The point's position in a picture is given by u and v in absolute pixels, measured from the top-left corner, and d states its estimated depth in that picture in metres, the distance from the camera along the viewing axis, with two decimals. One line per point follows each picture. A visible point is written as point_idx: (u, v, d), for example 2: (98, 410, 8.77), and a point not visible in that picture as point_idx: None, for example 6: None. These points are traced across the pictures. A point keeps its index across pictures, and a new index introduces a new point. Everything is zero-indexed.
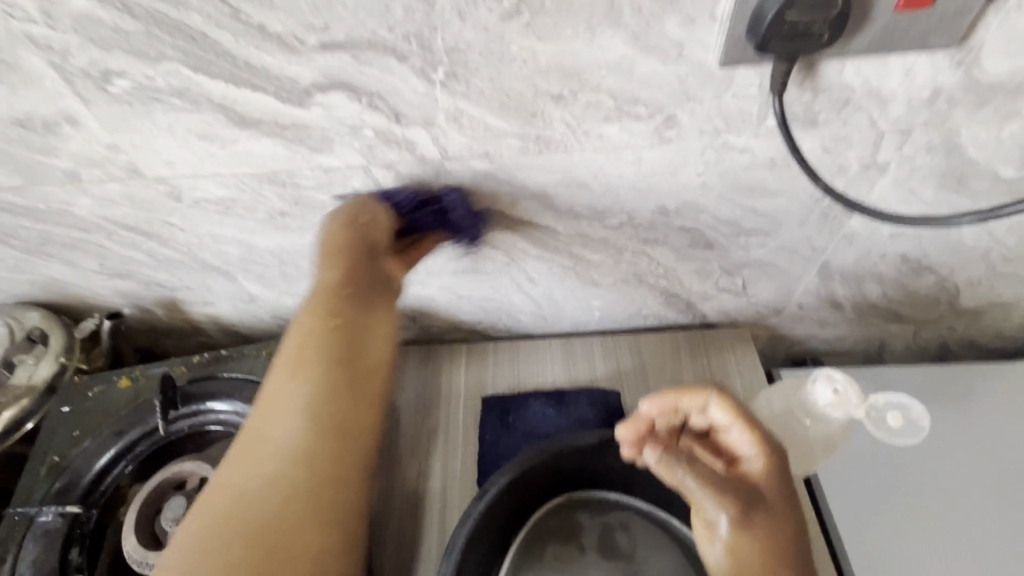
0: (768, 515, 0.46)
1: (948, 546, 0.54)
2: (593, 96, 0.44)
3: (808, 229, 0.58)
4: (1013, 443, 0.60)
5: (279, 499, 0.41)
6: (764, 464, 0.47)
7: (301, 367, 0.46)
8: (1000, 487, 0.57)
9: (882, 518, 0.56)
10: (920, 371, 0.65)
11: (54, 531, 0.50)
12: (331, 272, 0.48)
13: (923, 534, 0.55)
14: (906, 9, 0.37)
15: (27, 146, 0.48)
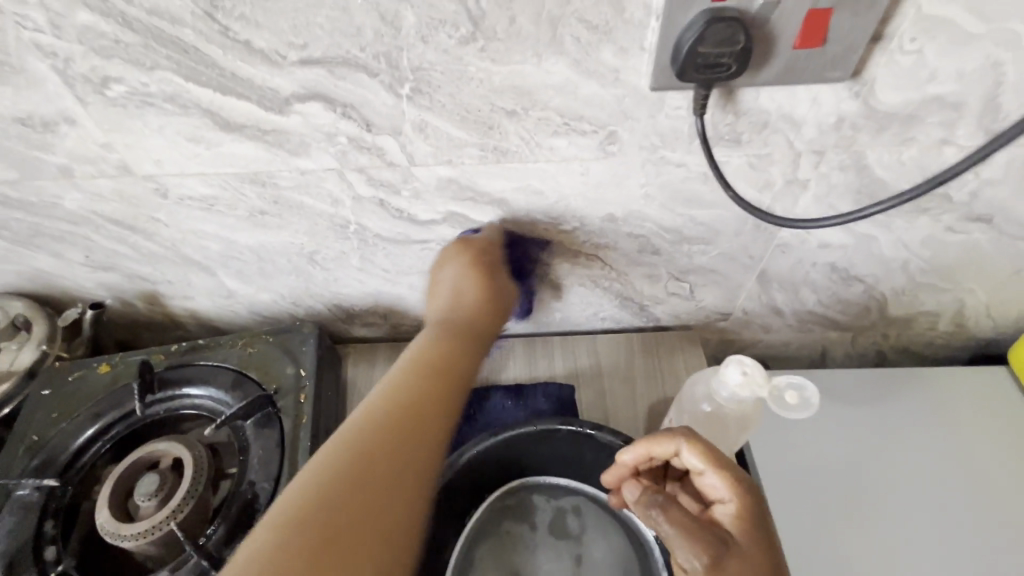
0: (744, 560, 0.41)
1: (862, 528, 0.62)
2: (543, 113, 0.49)
3: (744, 238, 0.65)
4: (930, 442, 0.68)
5: (375, 452, 0.41)
6: (739, 509, 0.44)
7: (441, 369, 0.51)
8: (910, 478, 0.66)
9: (808, 505, 0.64)
10: (853, 380, 0.73)
11: (31, 504, 0.53)
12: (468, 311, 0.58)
13: (842, 520, 0.63)
14: (803, 47, 0.43)
15: (25, 143, 0.52)
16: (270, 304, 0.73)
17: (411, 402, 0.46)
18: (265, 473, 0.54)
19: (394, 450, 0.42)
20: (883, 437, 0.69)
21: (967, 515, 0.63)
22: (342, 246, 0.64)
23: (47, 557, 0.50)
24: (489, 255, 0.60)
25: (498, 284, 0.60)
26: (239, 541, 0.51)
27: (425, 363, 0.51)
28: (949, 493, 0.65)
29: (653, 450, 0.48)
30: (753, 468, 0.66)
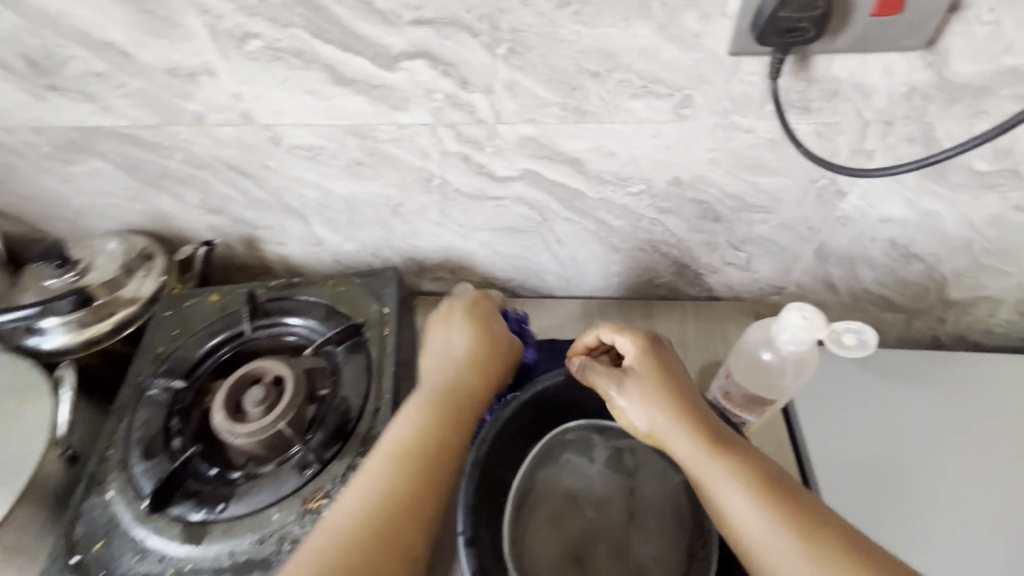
0: (640, 381, 0.53)
1: (905, 482, 0.67)
2: (624, 75, 0.54)
3: (805, 209, 0.67)
4: (970, 418, 0.72)
5: (364, 538, 0.48)
6: (636, 354, 0.55)
7: (431, 452, 0.54)
8: (948, 443, 0.70)
9: (847, 455, 0.69)
10: (890, 362, 0.77)
11: (161, 401, 0.62)
12: (458, 377, 0.61)
13: (879, 471, 0.68)
14: (880, 14, 0.46)
15: (170, 91, 0.60)
16: (353, 254, 0.80)
17: (394, 484, 0.51)
18: (356, 389, 0.61)
19: (379, 538, 0.48)
20: (925, 405, 0.73)
21: (1003, 481, 0.67)
22: (423, 199, 0.70)
23: (174, 445, 0.59)
24: (477, 314, 0.66)
25: (490, 344, 0.64)
26: (334, 445, 0.57)
27: (407, 451, 0.54)
28: (984, 460, 0.69)
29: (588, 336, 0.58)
30: (799, 438, 0.70)
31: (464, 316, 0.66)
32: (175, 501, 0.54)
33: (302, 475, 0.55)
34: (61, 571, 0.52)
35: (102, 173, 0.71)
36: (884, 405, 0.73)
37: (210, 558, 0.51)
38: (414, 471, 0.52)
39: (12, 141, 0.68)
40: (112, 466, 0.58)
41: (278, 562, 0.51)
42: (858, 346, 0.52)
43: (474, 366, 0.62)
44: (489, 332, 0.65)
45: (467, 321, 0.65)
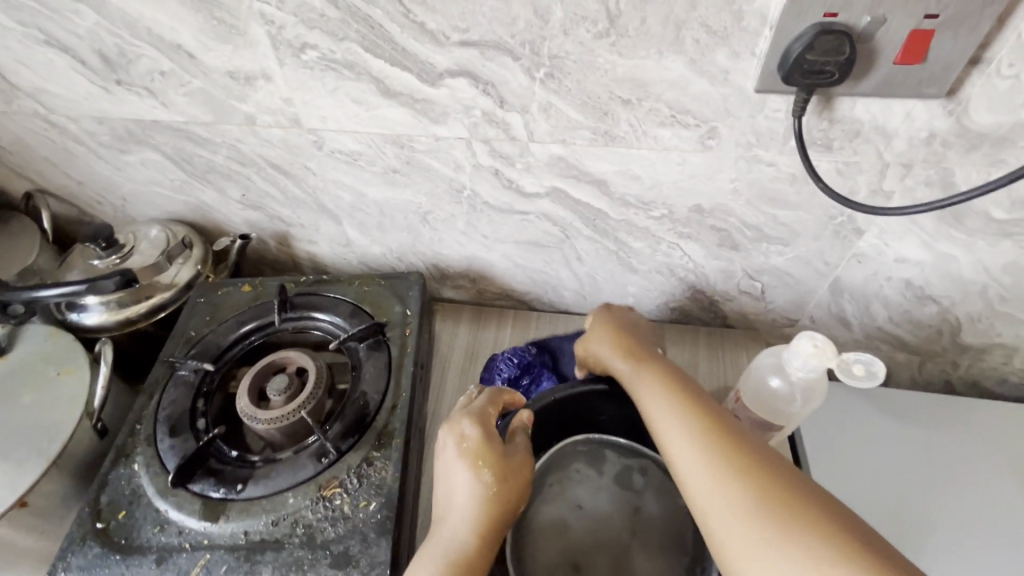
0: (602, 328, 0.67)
1: (907, 517, 0.68)
2: (654, 104, 0.57)
3: (822, 243, 0.69)
4: (976, 460, 0.73)
5: None
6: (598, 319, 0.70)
7: None
8: (959, 484, 0.71)
9: (852, 486, 0.70)
10: (898, 401, 0.78)
11: (190, 383, 0.64)
12: (469, 537, 0.51)
13: (886, 504, 0.69)
14: (903, 62, 0.48)
15: (227, 92, 0.64)
16: (378, 256, 0.83)
17: None
18: (375, 385, 0.63)
19: None
20: (940, 447, 0.74)
21: (1017, 526, 0.67)
22: (452, 209, 0.73)
23: (199, 426, 0.61)
24: (484, 453, 0.53)
25: (506, 493, 0.52)
26: (352, 437, 0.59)
27: None
28: (989, 503, 0.69)
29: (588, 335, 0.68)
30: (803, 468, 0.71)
31: (464, 457, 0.54)
32: (196, 478, 0.56)
33: (319, 463, 0.57)
34: (85, 536, 0.53)
35: (153, 164, 0.75)
36: (890, 443, 0.74)
37: (225, 536, 0.52)
38: None
39: (75, 129, 0.72)
40: (139, 441, 0.60)
41: (290, 545, 0.52)
42: (868, 375, 0.53)
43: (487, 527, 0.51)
44: (499, 485, 0.52)
45: (474, 461, 0.53)
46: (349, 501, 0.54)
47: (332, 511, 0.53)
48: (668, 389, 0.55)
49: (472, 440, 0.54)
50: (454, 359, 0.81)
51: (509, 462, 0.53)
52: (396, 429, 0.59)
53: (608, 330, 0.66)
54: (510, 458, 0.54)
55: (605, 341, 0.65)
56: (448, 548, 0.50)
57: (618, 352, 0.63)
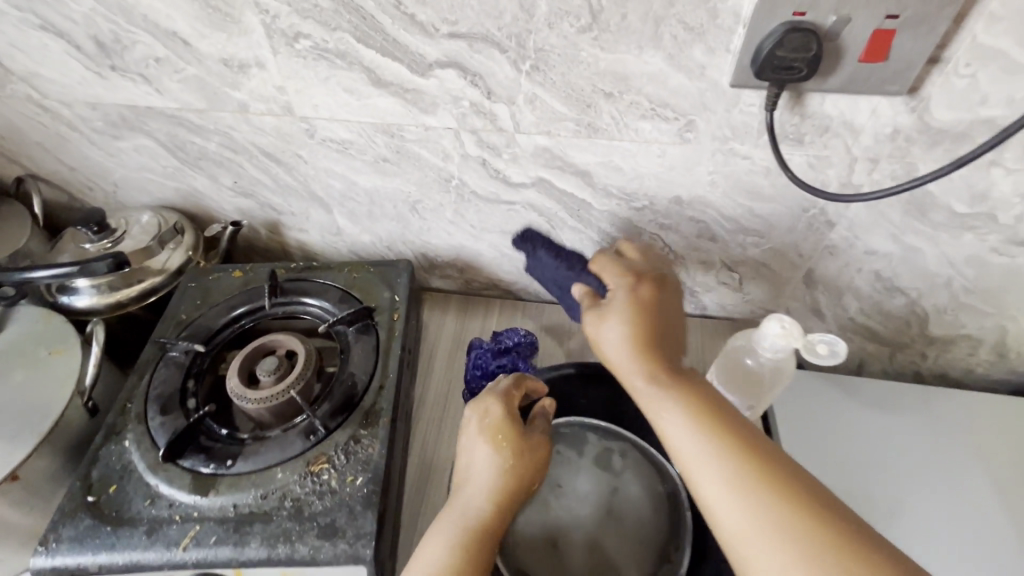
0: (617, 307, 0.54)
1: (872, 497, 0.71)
2: (635, 98, 0.59)
3: (796, 235, 0.71)
4: (940, 444, 0.77)
5: None
6: (624, 286, 0.56)
7: None
8: (923, 467, 0.75)
9: (821, 468, 0.74)
10: (866, 391, 0.82)
11: (180, 364, 0.66)
12: (486, 506, 0.51)
13: (854, 486, 0.72)
14: (867, 61, 0.51)
15: (221, 79, 0.66)
16: (368, 245, 0.85)
17: None
18: (363, 367, 0.65)
19: None
20: (907, 432, 0.78)
21: (976, 504, 0.71)
22: (440, 198, 0.75)
23: (188, 405, 0.62)
24: (502, 426, 0.54)
25: (524, 465, 0.53)
26: (340, 416, 0.61)
27: None
28: (951, 484, 0.73)
29: (596, 318, 0.55)
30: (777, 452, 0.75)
31: (483, 432, 0.54)
32: (186, 454, 0.57)
33: (307, 440, 0.58)
34: (76, 508, 0.54)
35: (146, 150, 0.76)
36: (857, 429, 0.78)
37: (215, 508, 0.54)
38: None
39: (69, 114, 0.73)
40: (130, 419, 0.61)
41: (278, 517, 0.53)
42: (831, 354, 0.55)
43: (503, 501, 0.51)
44: (519, 456, 0.53)
45: (494, 435, 0.54)
46: (337, 476, 0.56)
47: (320, 485, 0.55)
48: (699, 416, 0.46)
49: (493, 414, 0.55)
50: (441, 347, 0.82)
51: (530, 438, 0.55)
52: (383, 409, 0.61)
53: (625, 318, 0.53)
54: (529, 433, 0.55)
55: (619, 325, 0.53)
56: (464, 516, 0.51)
57: (637, 351, 0.51)
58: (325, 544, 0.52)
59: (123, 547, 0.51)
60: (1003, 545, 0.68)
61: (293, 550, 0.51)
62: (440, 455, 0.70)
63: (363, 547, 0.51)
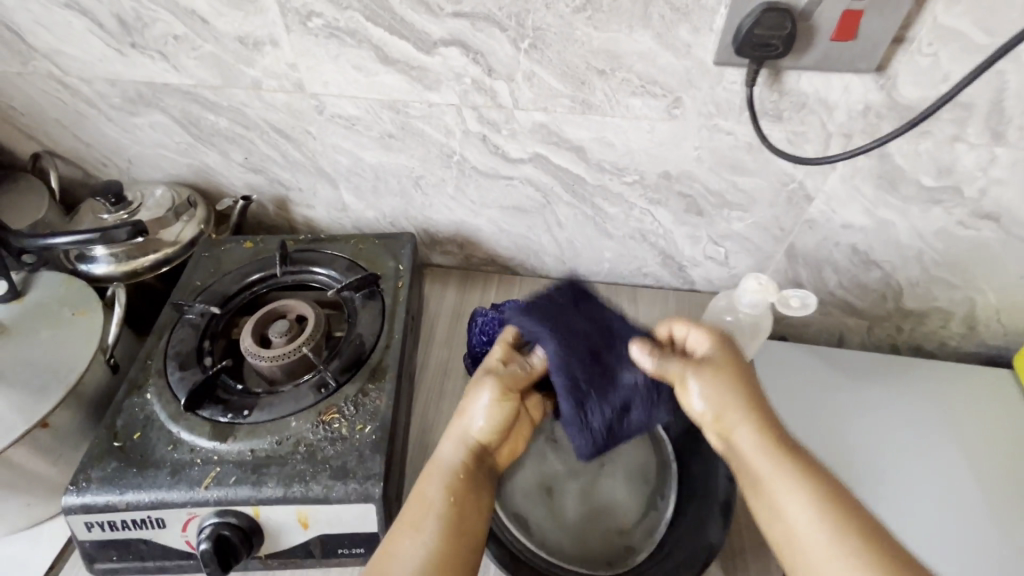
0: (713, 364, 0.57)
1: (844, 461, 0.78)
2: (626, 75, 0.64)
3: (777, 209, 0.76)
4: (907, 413, 0.84)
5: None
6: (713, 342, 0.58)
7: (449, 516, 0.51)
8: (891, 434, 0.81)
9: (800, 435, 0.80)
10: (840, 365, 0.89)
11: (197, 325, 0.70)
12: (459, 449, 0.55)
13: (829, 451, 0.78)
14: (838, 39, 0.56)
15: (236, 57, 0.69)
16: (372, 221, 0.88)
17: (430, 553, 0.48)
18: (370, 328, 0.69)
19: None
20: (880, 404, 0.85)
21: (935, 466, 0.78)
22: (442, 174, 0.79)
23: (206, 362, 0.66)
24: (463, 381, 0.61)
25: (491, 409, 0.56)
26: (349, 372, 0.65)
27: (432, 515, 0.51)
28: (916, 449, 0.80)
29: (686, 374, 0.56)
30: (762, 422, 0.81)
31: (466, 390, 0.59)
32: (206, 406, 0.61)
33: (319, 393, 0.63)
34: (102, 453, 0.57)
35: (161, 126, 0.80)
36: (831, 399, 0.84)
37: (234, 452, 0.58)
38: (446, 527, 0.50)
39: (88, 90, 0.77)
40: (150, 374, 0.65)
41: (293, 460, 0.57)
42: (802, 307, 0.60)
43: (462, 434, 0.56)
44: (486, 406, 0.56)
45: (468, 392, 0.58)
46: (347, 424, 0.60)
47: (332, 433, 0.59)
48: (802, 472, 0.51)
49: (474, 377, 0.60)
50: (442, 318, 0.87)
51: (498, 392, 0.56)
52: (390, 366, 0.65)
53: (730, 379, 0.56)
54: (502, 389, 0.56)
55: (718, 384, 0.55)
56: (446, 457, 0.55)
57: (742, 411, 0.55)
58: (337, 484, 0.55)
59: (149, 486, 0.55)
60: (960, 502, 0.75)
61: (307, 488, 0.55)
62: (442, 416, 0.75)
63: (373, 486, 0.55)
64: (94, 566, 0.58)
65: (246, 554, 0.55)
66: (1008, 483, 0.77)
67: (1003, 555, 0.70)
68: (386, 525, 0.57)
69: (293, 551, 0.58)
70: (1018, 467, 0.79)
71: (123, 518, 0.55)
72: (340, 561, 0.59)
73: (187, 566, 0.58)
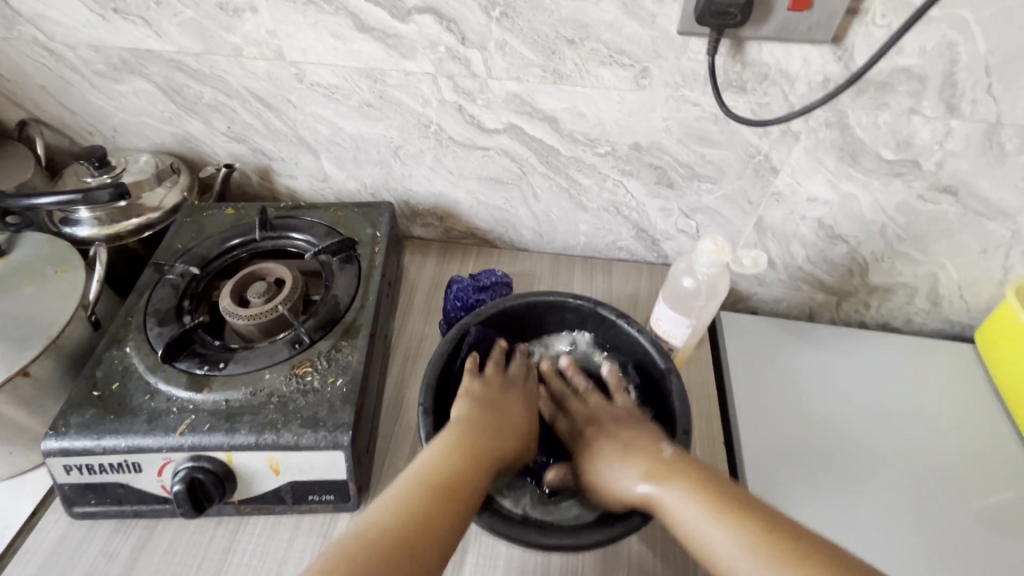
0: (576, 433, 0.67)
1: (812, 437, 0.80)
2: (595, 45, 0.66)
3: (744, 182, 0.78)
4: (875, 388, 0.86)
5: (390, 540, 0.47)
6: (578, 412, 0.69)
7: (459, 470, 0.54)
8: (858, 410, 0.83)
9: (767, 412, 0.82)
10: (810, 344, 0.91)
11: (177, 285, 0.72)
12: (487, 418, 0.61)
13: (795, 427, 0.81)
14: (795, 9, 0.58)
15: (216, 23, 0.71)
16: (353, 192, 0.90)
17: (424, 495, 0.51)
18: (346, 290, 0.71)
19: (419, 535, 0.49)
20: (847, 379, 0.87)
21: (900, 439, 0.81)
22: (421, 144, 0.81)
23: (184, 320, 0.68)
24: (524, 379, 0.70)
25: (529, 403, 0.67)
26: (324, 330, 0.67)
27: (440, 466, 0.54)
28: (881, 423, 0.82)
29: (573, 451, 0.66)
30: (731, 397, 0.83)
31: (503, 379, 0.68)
32: (183, 358, 0.64)
33: (293, 348, 0.65)
34: (81, 401, 0.60)
35: (144, 94, 0.82)
36: (800, 375, 0.87)
37: (209, 402, 0.60)
38: (452, 474, 0.54)
39: (72, 56, 0.78)
40: (130, 330, 0.67)
41: (266, 410, 0.59)
42: (753, 265, 0.64)
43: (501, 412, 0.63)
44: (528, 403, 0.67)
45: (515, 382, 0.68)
46: (319, 378, 0.62)
47: (304, 385, 0.61)
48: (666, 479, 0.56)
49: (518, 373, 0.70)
50: (421, 287, 0.89)
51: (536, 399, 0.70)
52: (363, 324, 0.68)
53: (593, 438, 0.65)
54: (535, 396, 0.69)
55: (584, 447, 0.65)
56: (461, 420, 0.60)
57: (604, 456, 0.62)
58: (307, 432, 0.57)
59: (126, 432, 0.57)
60: (922, 473, 0.77)
61: (278, 436, 0.57)
62: (416, 377, 0.77)
63: (341, 435, 0.57)
64: (73, 510, 0.60)
65: (218, 498, 0.58)
66: (968, 453, 0.80)
67: (956, 520, 0.73)
68: (355, 473, 0.59)
69: (264, 497, 0.61)
70: (980, 438, 0.81)
71: (101, 462, 0.57)
72: (310, 508, 0.62)
73: (163, 512, 0.61)
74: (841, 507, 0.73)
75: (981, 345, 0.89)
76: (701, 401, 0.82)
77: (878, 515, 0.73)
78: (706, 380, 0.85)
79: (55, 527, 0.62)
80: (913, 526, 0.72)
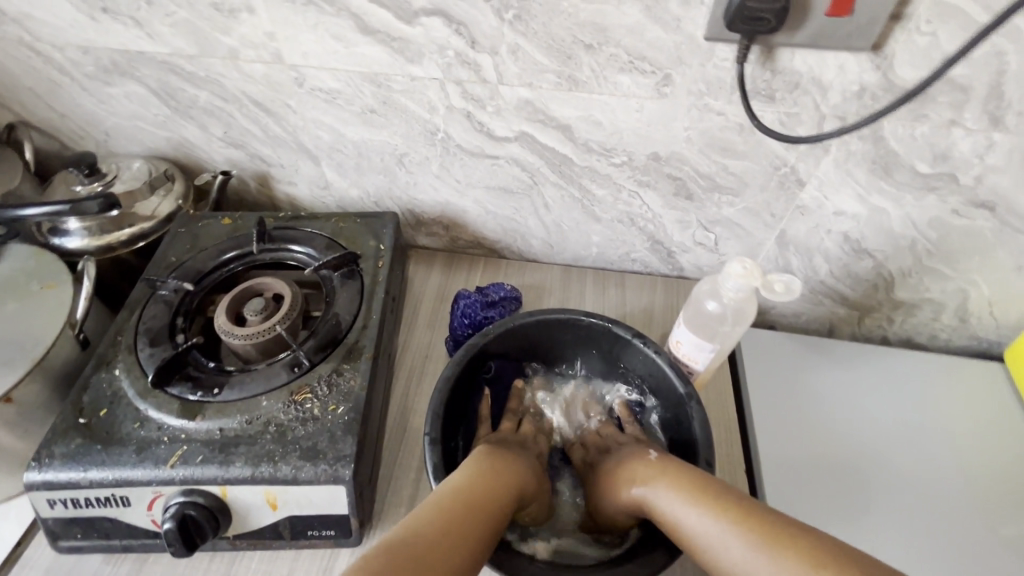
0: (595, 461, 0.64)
1: (837, 461, 0.76)
2: (614, 50, 0.62)
3: (768, 194, 0.74)
4: (900, 408, 0.82)
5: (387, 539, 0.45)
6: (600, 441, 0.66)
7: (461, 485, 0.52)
8: (883, 431, 0.80)
9: (789, 436, 0.78)
10: (831, 359, 0.87)
11: (170, 302, 0.68)
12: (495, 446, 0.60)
13: (819, 451, 0.77)
14: (833, 14, 0.54)
15: (211, 24, 0.67)
16: (356, 200, 0.86)
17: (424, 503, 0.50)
18: (348, 308, 0.68)
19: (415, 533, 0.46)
20: (872, 399, 0.83)
21: (929, 462, 0.77)
22: (427, 152, 0.77)
23: (177, 339, 0.65)
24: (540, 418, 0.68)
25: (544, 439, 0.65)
26: (324, 351, 0.63)
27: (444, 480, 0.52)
28: (909, 445, 0.78)
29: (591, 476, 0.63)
30: (750, 419, 0.79)
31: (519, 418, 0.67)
32: (175, 383, 0.60)
33: (292, 372, 0.61)
34: (67, 429, 0.56)
35: (137, 97, 0.78)
36: (822, 395, 0.83)
37: (202, 431, 0.56)
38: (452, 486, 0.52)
39: (60, 58, 0.74)
40: (120, 351, 0.63)
41: (262, 440, 0.56)
42: (786, 291, 0.59)
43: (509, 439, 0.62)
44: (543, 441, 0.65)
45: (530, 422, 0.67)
46: (319, 405, 0.59)
47: (303, 413, 0.58)
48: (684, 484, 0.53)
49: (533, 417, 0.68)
50: (426, 299, 0.85)
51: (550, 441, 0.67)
52: (365, 346, 0.64)
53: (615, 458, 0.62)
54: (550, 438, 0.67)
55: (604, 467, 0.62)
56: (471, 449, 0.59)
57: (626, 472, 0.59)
58: (306, 465, 0.54)
59: (113, 464, 0.54)
60: (953, 500, 0.73)
61: (276, 469, 0.54)
62: (421, 397, 0.73)
63: (342, 468, 0.54)
64: (58, 544, 0.57)
65: (212, 535, 0.54)
66: (1000, 476, 0.76)
67: (993, 549, 0.69)
68: (357, 508, 0.56)
69: (261, 532, 0.57)
70: (1012, 460, 0.78)
71: (87, 496, 0.54)
72: (310, 543, 0.58)
73: (153, 546, 0.57)
74: (872, 536, 0.69)
75: (1010, 364, 0.85)
76: (719, 424, 0.78)
77: (912, 543, 0.69)
78: (724, 401, 0.81)
79: (39, 562, 0.58)
80: (949, 553, 0.68)
